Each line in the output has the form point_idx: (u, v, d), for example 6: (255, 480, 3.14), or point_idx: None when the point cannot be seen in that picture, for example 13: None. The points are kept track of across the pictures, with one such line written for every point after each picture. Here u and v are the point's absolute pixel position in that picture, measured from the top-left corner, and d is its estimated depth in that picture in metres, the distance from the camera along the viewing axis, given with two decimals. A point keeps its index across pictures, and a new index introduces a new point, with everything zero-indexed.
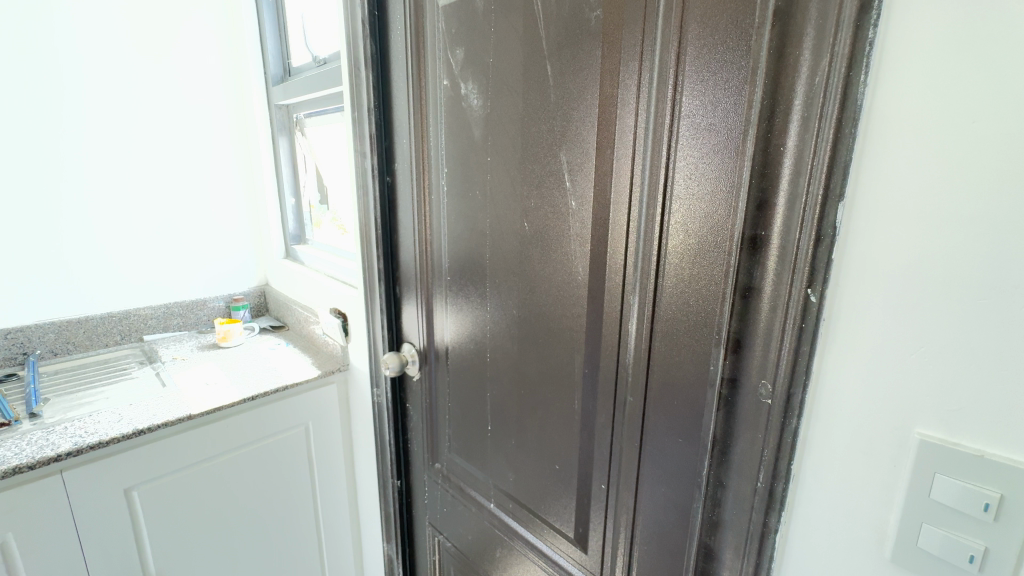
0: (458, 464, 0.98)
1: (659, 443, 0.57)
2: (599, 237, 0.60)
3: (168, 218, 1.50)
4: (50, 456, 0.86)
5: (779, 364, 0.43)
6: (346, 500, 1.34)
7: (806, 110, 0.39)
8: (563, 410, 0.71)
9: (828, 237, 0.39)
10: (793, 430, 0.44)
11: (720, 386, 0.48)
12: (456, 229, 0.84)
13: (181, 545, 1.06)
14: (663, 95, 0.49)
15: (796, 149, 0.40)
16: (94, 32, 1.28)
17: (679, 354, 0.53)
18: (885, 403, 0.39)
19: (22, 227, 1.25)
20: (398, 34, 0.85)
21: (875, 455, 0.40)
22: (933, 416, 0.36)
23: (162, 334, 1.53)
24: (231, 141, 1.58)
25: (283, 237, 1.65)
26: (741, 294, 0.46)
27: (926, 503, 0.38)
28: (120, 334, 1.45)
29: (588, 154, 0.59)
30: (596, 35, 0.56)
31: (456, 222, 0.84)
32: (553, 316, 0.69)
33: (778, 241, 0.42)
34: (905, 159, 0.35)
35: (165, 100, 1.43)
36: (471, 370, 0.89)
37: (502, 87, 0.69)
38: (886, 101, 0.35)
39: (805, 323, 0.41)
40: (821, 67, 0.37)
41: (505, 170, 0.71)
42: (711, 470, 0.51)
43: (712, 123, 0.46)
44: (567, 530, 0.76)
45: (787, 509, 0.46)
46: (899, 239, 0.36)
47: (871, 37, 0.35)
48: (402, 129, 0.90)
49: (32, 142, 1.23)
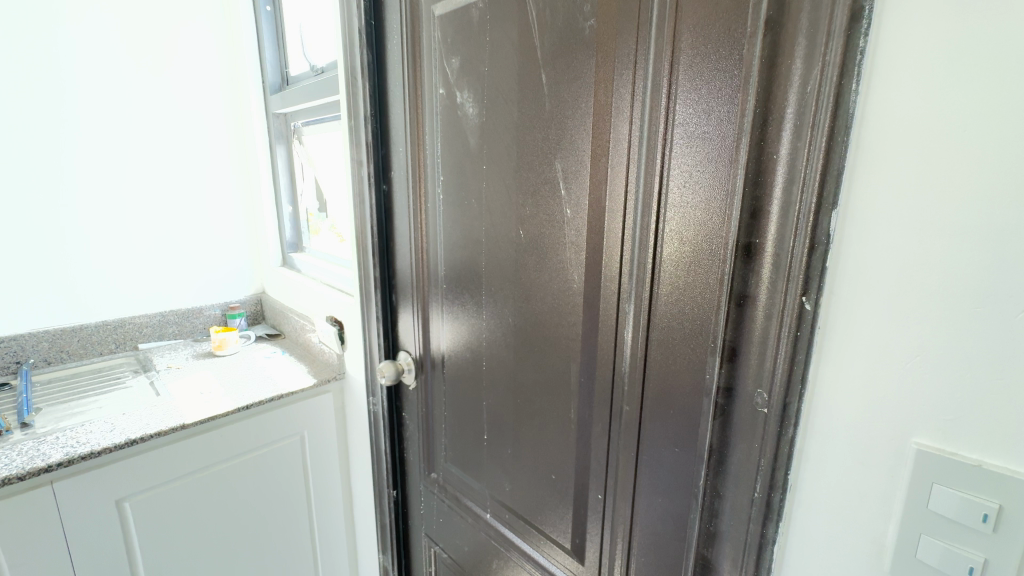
0: (454, 474, 0.97)
1: (656, 453, 0.57)
2: (594, 246, 0.60)
3: (164, 226, 1.50)
4: (40, 467, 0.85)
5: (774, 373, 0.43)
6: (342, 510, 1.32)
7: (798, 119, 0.39)
8: (559, 419, 0.71)
9: (822, 245, 0.39)
10: (789, 439, 0.43)
11: (716, 395, 0.48)
12: (452, 237, 0.84)
13: (174, 557, 1.04)
14: (657, 103, 0.50)
15: (789, 158, 0.40)
16: (93, 42, 1.29)
17: (674, 362, 0.53)
18: (881, 413, 0.39)
19: (15, 235, 1.25)
20: (395, 43, 0.86)
21: (872, 465, 0.40)
22: (929, 426, 0.36)
23: (157, 342, 1.52)
24: (228, 150, 1.58)
25: (280, 246, 1.65)
26: (736, 303, 0.45)
27: (925, 514, 0.37)
28: (115, 343, 1.44)
29: (582, 162, 0.59)
30: (590, 44, 0.56)
31: (452, 230, 0.84)
32: (548, 323, 0.69)
33: (772, 249, 0.42)
34: (896, 169, 0.35)
35: (163, 109, 1.44)
36: (467, 378, 0.88)
37: (497, 96, 0.69)
38: (877, 111, 0.36)
39: (800, 331, 0.41)
40: (813, 76, 0.37)
41: (501, 178, 0.71)
42: (707, 480, 0.50)
43: (705, 131, 0.46)
44: (564, 541, 0.75)
45: (785, 520, 0.45)
46: (894, 249, 0.36)
47: (862, 46, 0.35)
48: (398, 138, 0.90)
49: (23, 150, 1.23)
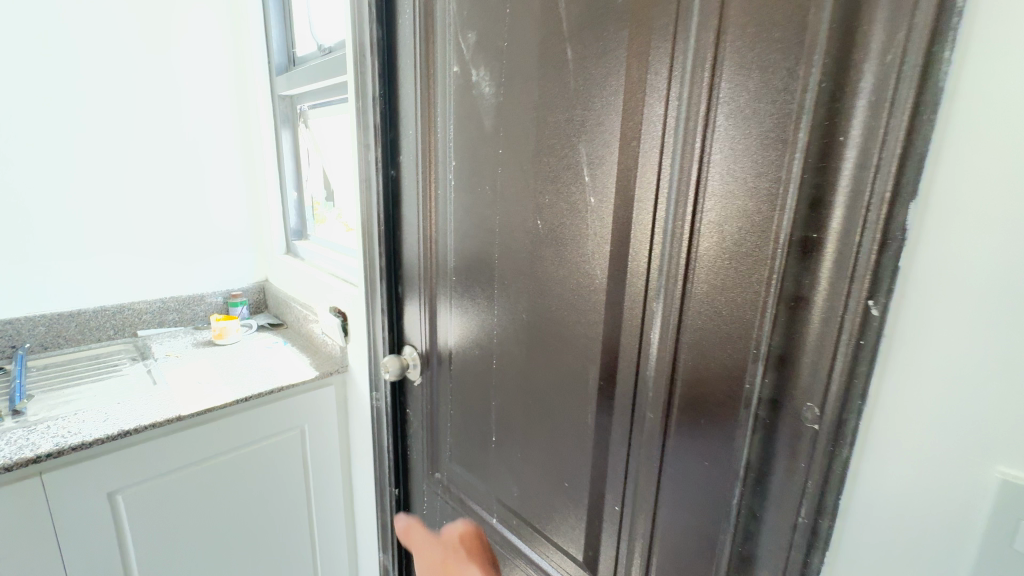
0: (460, 475, 0.93)
1: (682, 466, 0.52)
2: (620, 238, 0.55)
3: (164, 211, 1.45)
4: (29, 458, 0.81)
5: (830, 384, 0.38)
6: (342, 507, 1.29)
7: (874, 94, 0.33)
8: (574, 424, 0.66)
9: (895, 240, 0.34)
10: (843, 460, 0.38)
11: (758, 407, 0.43)
12: (461, 227, 0.80)
13: (169, 551, 1.01)
14: (699, 80, 0.44)
15: (861, 139, 0.34)
16: (89, 16, 1.24)
17: (707, 368, 0.48)
18: (957, 436, 0.33)
19: (9, 216, 1.21)
20: (406, 18, 0.80)
21: (943, 494, 0.35)
22: (1019, 454, 0.31)
23: (157, 329, 1.48)
24: (229, 134, 1.53)
25: (283, 234, 1.61)
26: (791, 305, 0.40)
27: (1007, 555, 0.32)
28: (113, 329, 1.41)
29: (610, 146, 0.54)
30: (623, 14, 0.50)
31: (462, 219, 0.79)
32: (566, 321, 0.64)
33: (834, 246, 0.37)
34: (994, 154, 0.30)
35: (161, 88, 1.38)
36: (476, 376, 0.84)
37: (516, 74, 0.64)
38: (973, 84, 0.30)
39: (863, 339, 0.36)
40: (895, 43, 0.32)
41: (519, 163, 0.66)
42: (743, 499, 0.46)
43: (755, 110, 0.41)
44: (574, 552, 0.70)
45: (832, 549, 0.41)
46: (986, 247, 0.31)
47: (960, 6, 0.30)
48: (407, 121, 0.86)
49: (17, 130, 1.18)
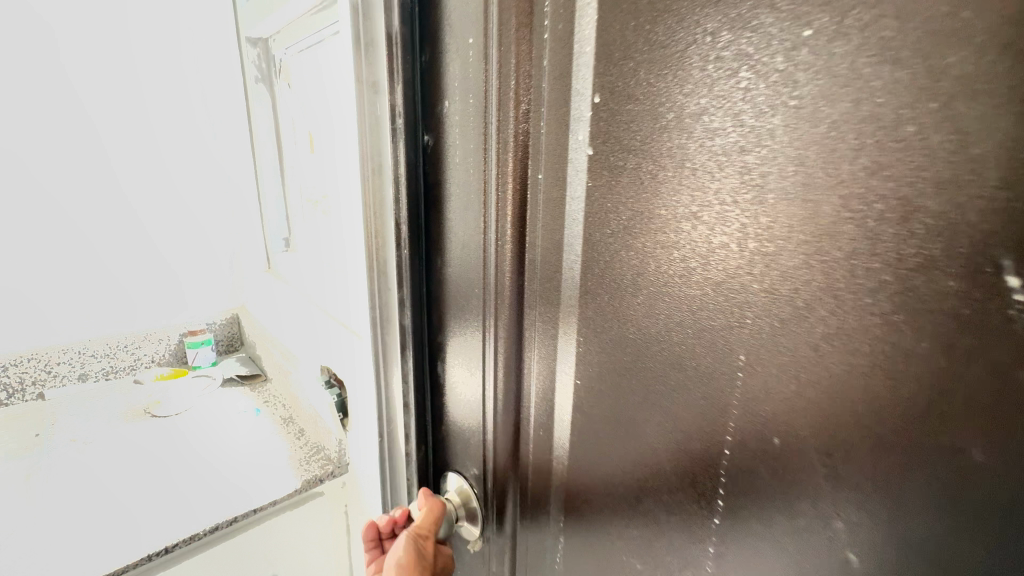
0: None
1: None
2: None
3: (94, 220, 1.06)
4: None
5: None
6: None
7: None
8: None
9: None
10: None
11: None
12: (603, 280, 0.31)
13: None
14: None
15: None
16: None
17: None
18: None
19: None
20: None
21: None
22: None
23: (67, 390, 1.06)
24: (180, 106, 1.10)
25: (263, 246, 1.16)
26: None
27: None
28: (8, 392, 1.01)
29: None
30: None
31: (609, 261, 0.31)
32: None
33: None
34: None
35: (72, 37, 0.96)
36: None
37: None
38: None
39: None
40: None
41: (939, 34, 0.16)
42: None
43: None
44: None
45: None
46: None
47: None
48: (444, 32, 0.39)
49: None
